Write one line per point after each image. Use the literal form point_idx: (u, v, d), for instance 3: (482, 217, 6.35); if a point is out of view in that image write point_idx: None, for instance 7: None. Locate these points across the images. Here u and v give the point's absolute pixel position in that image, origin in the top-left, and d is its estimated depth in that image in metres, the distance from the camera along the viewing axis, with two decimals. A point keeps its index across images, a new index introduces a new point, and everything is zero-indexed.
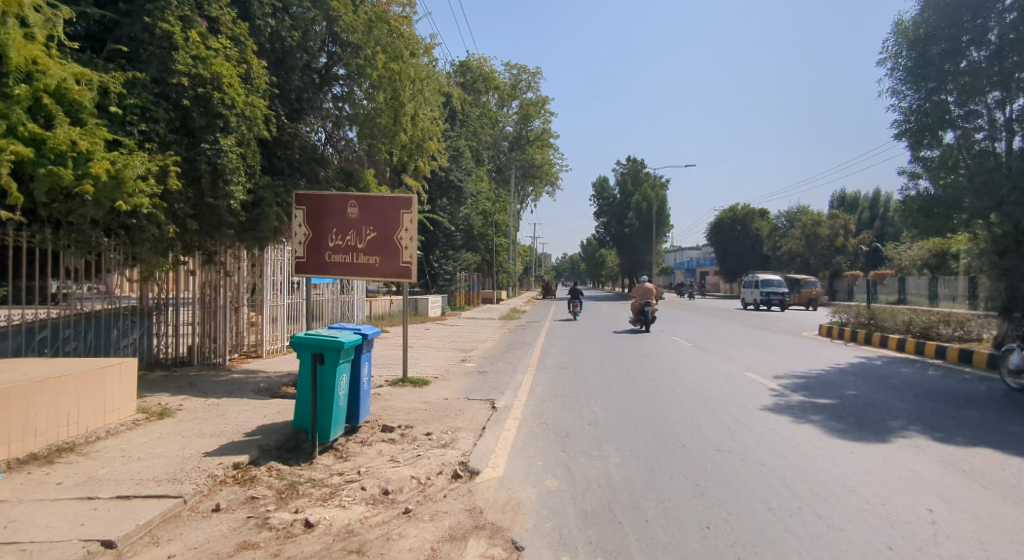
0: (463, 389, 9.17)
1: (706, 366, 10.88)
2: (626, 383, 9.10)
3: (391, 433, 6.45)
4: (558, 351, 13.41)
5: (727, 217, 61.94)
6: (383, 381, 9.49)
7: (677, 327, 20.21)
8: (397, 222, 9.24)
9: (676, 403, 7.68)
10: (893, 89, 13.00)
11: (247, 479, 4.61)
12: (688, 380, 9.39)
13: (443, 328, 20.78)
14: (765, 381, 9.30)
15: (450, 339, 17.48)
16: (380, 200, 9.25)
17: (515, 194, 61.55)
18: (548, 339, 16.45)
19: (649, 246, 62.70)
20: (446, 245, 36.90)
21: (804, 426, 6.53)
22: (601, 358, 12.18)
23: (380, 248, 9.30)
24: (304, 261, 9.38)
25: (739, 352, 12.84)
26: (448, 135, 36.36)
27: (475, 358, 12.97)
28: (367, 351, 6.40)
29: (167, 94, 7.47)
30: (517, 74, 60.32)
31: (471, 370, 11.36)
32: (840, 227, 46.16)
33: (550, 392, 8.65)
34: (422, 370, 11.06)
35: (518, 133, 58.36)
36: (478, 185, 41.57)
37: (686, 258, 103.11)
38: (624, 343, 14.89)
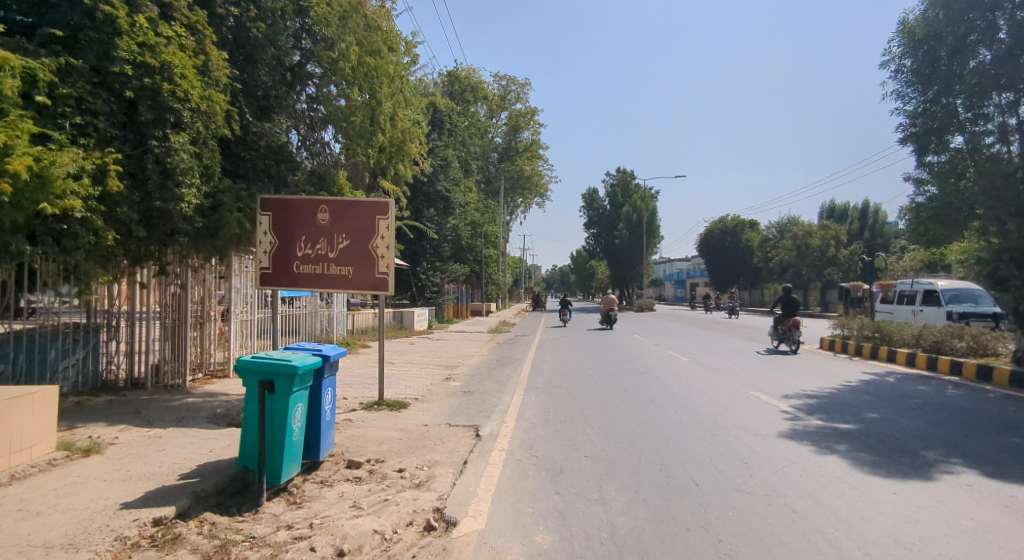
0: (446, 413, 8.32)
1: (708, 384, 10.10)
2: (624, 406, 8.30)
3: (357, 470, 5.58)
4: (550, 368, 12.59)
5: (717, 228, 61.74)
6: (357, 405, 8.60)
7: (672, 340, 19.52)
8: (372, 230, 8.46)
9: (681, 430, 6.88)
10: (898, 92, 12.44)
11: (167, 539, 3.72)
12: (692, 401, 8.60)
13: (429, 343, 19.92)
14: (776, 402, 8.53)
15: (434, 354, 16.61)
16: (354, 205, 8.48)
17: (505, 205, 60.95)
18: (539, 354, 15.67)
19: (640, 258, 62.20)
20: (433, 256, 36.06)
21: (831, 459, 5.75)
22: (595, 376, 11.36)
23: (354, 258, 8.52)
24: (270, 272, 8.58)
25: (742, 368, 12.07)
26: (436, 144, 35.65)
27: (461, 376, 12.14)
28: (330, 375, 5.55)
29: (109, 85, 6.67)
30: (506, 85, 59.96)
31: (455, 390, 10.51)
32: (831, 238, 45.97)
33: (541, 417, 7.82)
34: (403, 391, 10.19)
35: (507, 144, 57.91)
36: (467, 196, 40.88)
37: (676, 269, 102.99)
38: (619, 359, 14.09)
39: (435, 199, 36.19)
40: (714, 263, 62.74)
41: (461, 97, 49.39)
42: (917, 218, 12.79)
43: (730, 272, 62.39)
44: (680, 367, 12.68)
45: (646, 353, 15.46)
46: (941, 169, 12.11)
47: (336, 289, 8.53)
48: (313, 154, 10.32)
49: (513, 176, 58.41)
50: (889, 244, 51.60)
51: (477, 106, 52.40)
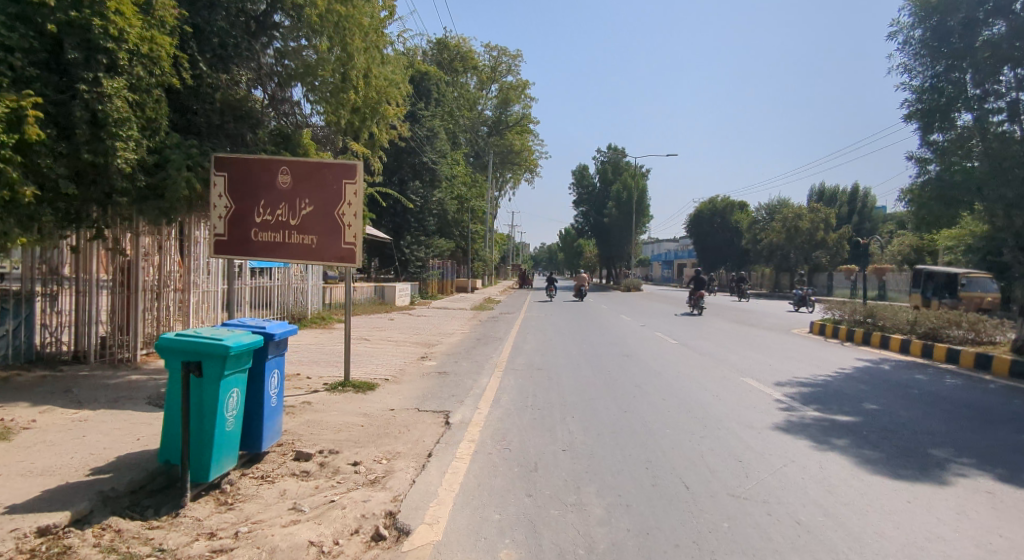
0: (415, 396, 7.69)
1: (697, 370, 9.56)
2: (607, 393, 7.74)
3: (305, 463, 4.94)
4: (531, 349, 11.98)
5: (707, 209, 61.22)
6: (320, 386, 7.93)
7: (659, 321, 19.03)
8: (339, 195, 7.74)
9: (668, 420, 6.33)
10: (905, 65, 11.75)
11: (49, 554, 3.07)
12: (680, 388, 8.06)
13: (409, 318, 19.27)
14: (769, 390, 7.99)
15: (413, 331, 15.97)
16: (318, 167, 7.71)
17: (493, 180, 59.90)
18: (521, 332, 15.11)
19: (628, 237, 61.66)
20: (418, 230, 35.17)
21: (833, 457, 5.21)
22: (578, 359, 10.78)
23: (318, 225, 7.79)
24: (226, 240, 7.82)
25: (732, 353, 11.55)
26: (422, 114, 34.46)
27: (437, 355, 11.51)
28: (276, 356, 4.89)
29: (28, 18, 5.80)
30: (496, 56, 58.35)
31: (429, 370, 9.88)
32: (820, 221, 45.66)
33: (518, 403, 7.22)
34: (373, 371, 9.54)
35: (497, 117, 56.68)
36: (453, 169, 39.84)
37: (663, 250, 102.86)
38: (604, 340, 13.53)
39: (421, 171, 35.15)
40: (702, 244, 62.40)
41: (449, 67, 47.89)
42: (917, 199, 12.23)
43: (718, 253, 62.12)
44: (668, 350, 12.14)
45: (633, 334, 14.91)
46: (945, 148, 11.51)
47: (298, 260, 7.82)
48: (278, 112, 9.47)
49: (501, 150, 57.22)
50: (877, 229, 51.54)
51: (466, 76, 50.94)
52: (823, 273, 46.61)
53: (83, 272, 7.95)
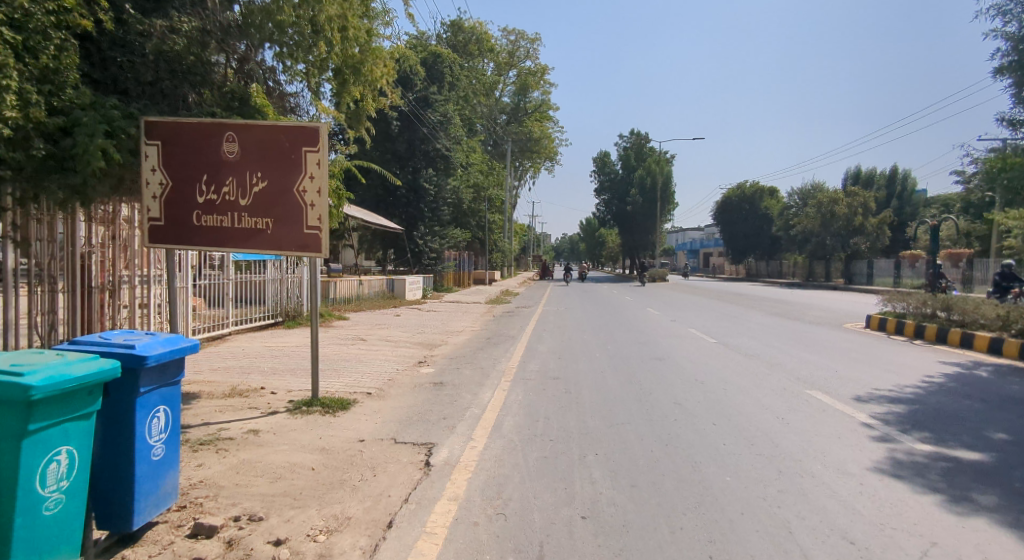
0: (395, 419, 6.09)
1: (746, 379, 7.82)
2: (639, 415, 6.06)
3: (204, 544, 3.33)
4: (547, 352, 10.33)
5: (735, 196, 58.47)
6: (281, 406, 6.40)
7: (692, 315, 17.22)
8: (297, 167, 6.19)
9: (725, 460, 4.63)
10: (998, 8, 9.70)
11: None
12: (731, 406, 6.35)
13: (416, 314, 17.75)
14: (849, 409, 6.18)
15: (417, 329, 14.43)
16: (271, 132, 6.13)
17: (512, 169, 58.15)
18: (537, 331, 13.47)
19: (652, 225, 59.34)
20: (432, 220, 33.62)
21: (994, 528, 3.42)
22: (602, 365, 9.10)
23: (272, 205, 6.23)
24: (162, 226, 6.33)
25: (786, 355, 9.71)
26: (435, 98, 32.72)
27: (437, 359, 9.94)
28: (159, 388, 3.34)
29: None
30: (515, 39, 56.39)
31: (423, 380, 8.29)
32: (859, 205, 42.91)
33: (524, 430, 5.59)
34: (354, 381, 7.98)
35: (515, 104, 54.86)
36: (469, 156, 38.07)
37: (688, 239, 99.97)
38: (630, 339, 11.82)
39: (434, 158, 33.50)
40: (730, 232, 59.75)
41: (465, 50, 45.93)
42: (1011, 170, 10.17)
43: (747, 241, 59.45)
44: (707, 352, 10.38)
45: (664, 332, 13.15)
46: None
47: (248, 249, 6.25)
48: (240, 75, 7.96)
49: (520, 137, 55.24)
50: (919, 214, 48.43)
51: (483, 60, 49.03)
52: (862, 260, 43.82)
53: (6, 285, 6.77)
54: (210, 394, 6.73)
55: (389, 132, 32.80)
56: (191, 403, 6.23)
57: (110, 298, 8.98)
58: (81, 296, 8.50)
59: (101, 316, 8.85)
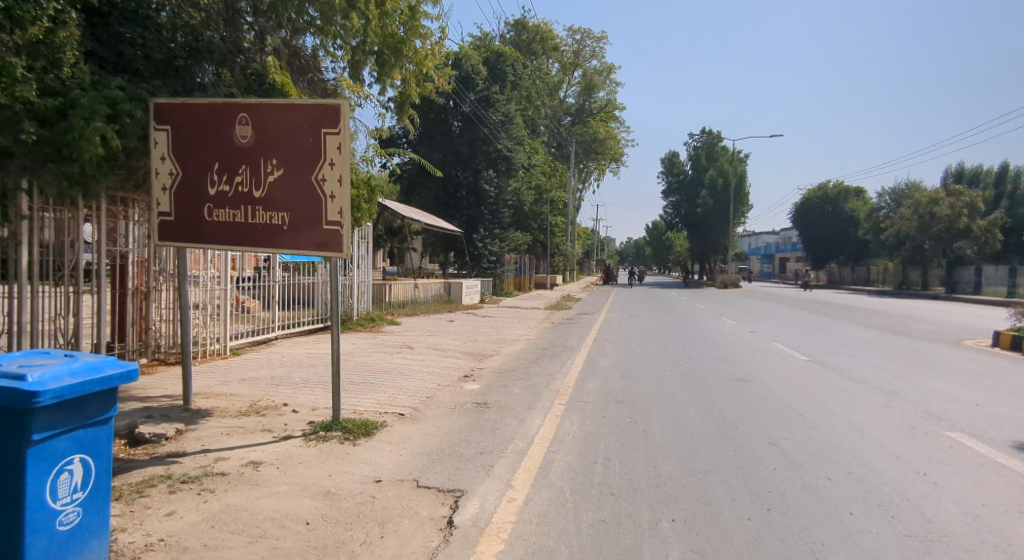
0: (424, 454, 5.07)
1: (860, 414, 6.29)
2: (727, 462, 4.76)
3: None
4: (610, 369, 9.09)
5: (817, 197, 54.73)
6: (297, 430, 5.53)
7: (775, 327, 15.42)
8: (315, 152, 5.29)
9: (860, 542, 3.30)
10: None
11: None
12: (849, 453, 4.91)
13: (470, 320, 16.86)
14: (1017, 463, 4.63)
15: (470, 337, 13.50)
16: (288, 112, 5.27)
17: (576, 171, 56.76)
18: (599, 342, 12.22)
19: (724, 229, 56.29)
20: (492, 222, 32.87)
21: None
22: (675, 387, 7.76)
23: (289, 198, 5.35)
24: (172, 221, 5.61)
25: (902, 381, 8.04)
26: (497, 98, 31.97)
27: (485, 373, 8.93)
28: (70, 433, 2.45)
29: None
30: (580, 38, 55.21)
31: (466, 399, 7.27)
32: (964, 206, 38.75)
33: (579, 477, 4.43)
34: (389, 399, 7.06)
35: (580, 105, 53.60)
36: (532, 156, 37.15)
37: (761, 244, 95.14)
38: (706, 356, 10.37)
39: (496, 159, 32.79)
40: (811, 236, 55.83)
41: (529, 49, 45.02)
42: None
43: (829, 245, 55.38)
44: (801, 374, 8.82)
45: (745, 347, 11.56)
46: None
47: (262, 248, 5.40)
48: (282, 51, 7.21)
49: (584, 139, 53.87)
50: None
51: (547, 60, 48.08)
52: (969, 267, 39.46)
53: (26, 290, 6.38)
54: (225, 410, 5.96)
55: (450, 134, 32.40)
56: (197, 421, 5.47)
57: (148, 301, 8.49)
58: (114, 298, 8.07)
59: (137, 319, 8.38)
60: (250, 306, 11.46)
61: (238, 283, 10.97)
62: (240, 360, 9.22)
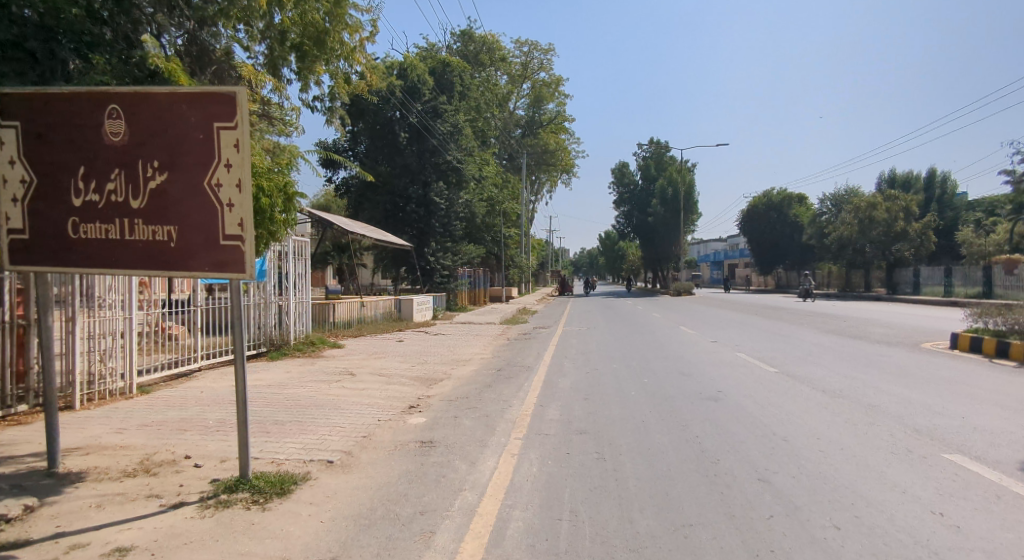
0: (350, 519, 4.08)
1: (849, 436, 5.68)
2: (716, 511, 3.98)
3: None
4: (572, 391, 8.30)
5: (762, 204, 56.08)
6: (193, 493, 4.45)
7: (734, 335, 15.06)
8: (207, 151, 4.28)
9: None
10: None
11: None
12: (854, 493, 4.21)
13: (420, 340, 15.85)
14: None
15: (419, 358, 12.51)
16: (170, 103, 4.25)
17: (528, 183, 56.41)
18: (557, 360, 11.46)
19: (675, 237, 56.95)
20: (444, 235, 31.87)
21: None
22: (644, 411, 7.00)
23: (176, 208, 4.32)
24: (28, 240, 4.50)
25: (879, 393, 7.58)
26: (445, 108, 31.21)
27: (434, 403, 7.98)
28: None
29: None
30: (528, 50, 55.23)
31: (409, 437, 6.31)
32: (900, 210, 40.35)
33: (541, 543, 3.56)
34: (317, 442, 6.03)
35: (530, 117, 53.48)
36: (483, 168, 36.50)
37: (709, 251, 97.41)
38: (671, 371, 9.73)
39: (445, 170, 31.94)
40: (758, 242, 57.13)
41: (476, 60, 44.45)
42: None
43: (775, 251, 56.79)
44: (773, 388, 8.26)
45: (710, 359, 11.01)
46: None
47: (142, 271, 4.35)
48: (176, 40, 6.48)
49: (535, 150, 53.62)
50: (961, 218, 45.94)
51: (495, 72, 47.71)
52: (908, 268, 41.04)
53: None
54: (104, 471, 4.82)
55: (397, 145, 31.46)
56: (61, 489, 4.33)
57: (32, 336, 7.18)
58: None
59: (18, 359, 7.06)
60: (175, 334, 10.43)
61: (155, 309, 9.72)
62: (148, 399, 7.96)
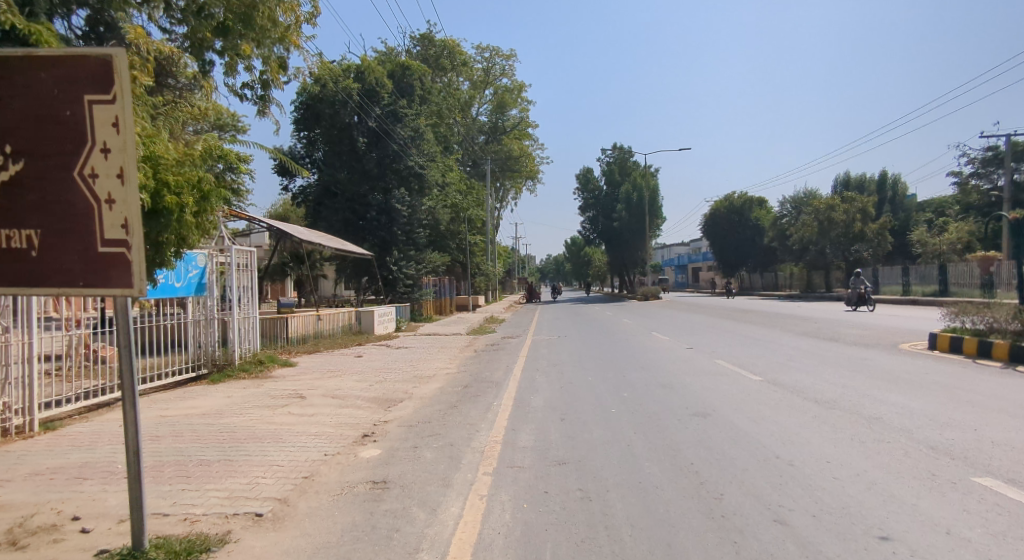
0: None
1: (863, 458, 4.99)
2: None
3: None
4: (545, 411, 7.46)
5: (724, 208, 56.76)
6: None
7: (709, 341, 14.55)
8: (76, 133, 3.30)
9: None
10: None
11: None
12: (895, 539, 3.47)
13: (381, 355, 14.83)
14: None
15: (377, 376, 11.52)
16: (26, 70, 3.28)
17: (492, 190, 55.74)
18: (528, 373, 10.65)
19: (641, 242, 56.98)
20: (406, 243, 30.82)
21: None
22: (629, 432, 6.22)
23: (40, 204, 3.35)
24: None
25: (877, 403, 6.97)
26: (405, 112, 30.23)
27: (392, 430, 7.06)
28: None
29: None
30: (490, 56, 54.78)
31: (360, 476, 5.38)
32: (858, 211, 41.02)
33: None
34: (246, 489, 5.03)
35: (493, 123, 53.05)
36: (446, 174, 35.56)
37: (673, 255, 98.47)
38: (652, 384, 8.99)
39: (407, 177, 30.94)
40: (721, 245, 57.71)
41: (437, 64, 43.60)
42: None
43: (738, 254, 57.39)
44: (763, 400, 7.60)
45: (690, 368, 10.36)
46: None
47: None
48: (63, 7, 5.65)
49: (499, 156, 53.02)
50: (915, 218, 47.11)
51: (457, 77, 47.00)
52: (867, 268, 41.74)
53: None
54: None
55: (355, 151, 30.34)
56: None
57: None
58: None
59: None
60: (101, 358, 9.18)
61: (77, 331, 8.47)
62: (53, 437, 6.81)
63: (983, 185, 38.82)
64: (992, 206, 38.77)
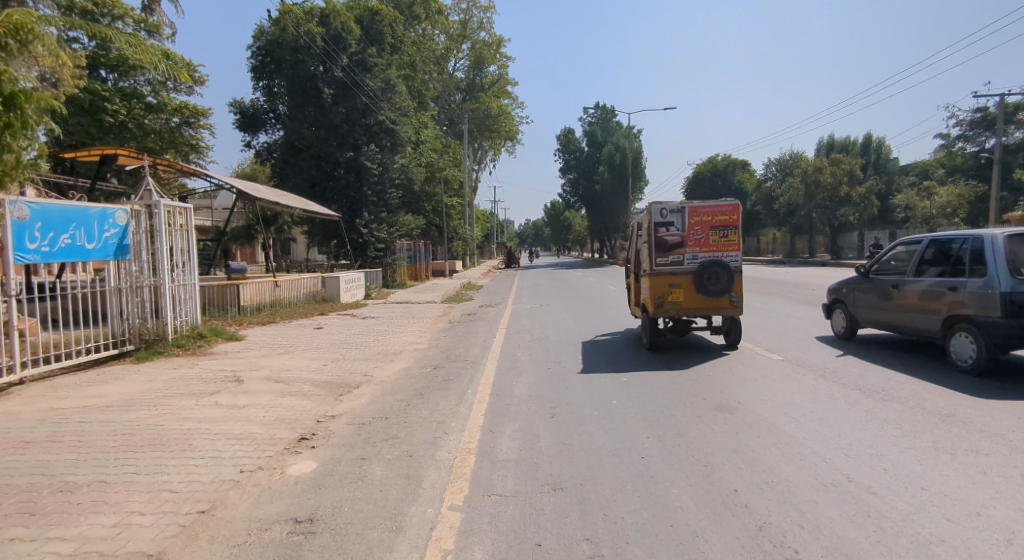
0: None
1: (969, 483, 3.61)
2: None
3: None
4: (531, 403, 6.04)
5: (706, 170, 55.48)
6: None
7: None
8: None
9: None
10: None
11: None
12: None
13: (345, 326, 13.32)
14: None
15: (336, 352, 10.02)
16: None
17: (471, 151, 53.47)
18: (509, 351, 9.21)
19: (623, 206, 55.43)
20: (377, 204, 28.89)
21: None
22: (641, 438, 4.82)
23: None
24: None
25: (934, 393, 5.72)
26: (374, 61, 27.90)
27: (339, 430, 5.58)
28: None
29: None
30: (467, 7, 51.76)
31: (279, 509, 3.87)
32: (844, 173, 40.06)
33: None
34: (105, 537, 3.46)
35: (470, 80, 50.53)
36: (420, 131, 33.38)
37: None
38: (654, 365, 7.67)
39: (377, 133, 28.78)
40: None
41: (410, 13, 40.76)
42: None
43: None
44: (794, 388, 6.29)
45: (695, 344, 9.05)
46: None
47: None
48: None
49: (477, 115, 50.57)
50: (900, 182, 46.33)
51: (431, 28, 44.17)
52: (852, 232, 40.85)
53: None
54: None
55: (322, 103, 27.85)
56: None
57: None
58: None
59: None
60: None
61: None
62: None
63: (970, 148, 38.23)
64: (981, 169, 37.97)
